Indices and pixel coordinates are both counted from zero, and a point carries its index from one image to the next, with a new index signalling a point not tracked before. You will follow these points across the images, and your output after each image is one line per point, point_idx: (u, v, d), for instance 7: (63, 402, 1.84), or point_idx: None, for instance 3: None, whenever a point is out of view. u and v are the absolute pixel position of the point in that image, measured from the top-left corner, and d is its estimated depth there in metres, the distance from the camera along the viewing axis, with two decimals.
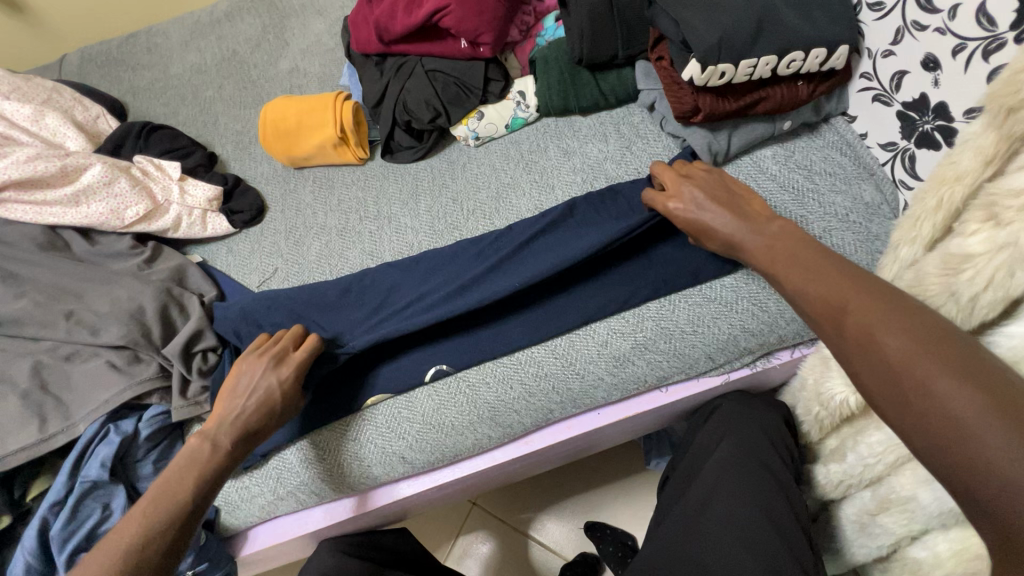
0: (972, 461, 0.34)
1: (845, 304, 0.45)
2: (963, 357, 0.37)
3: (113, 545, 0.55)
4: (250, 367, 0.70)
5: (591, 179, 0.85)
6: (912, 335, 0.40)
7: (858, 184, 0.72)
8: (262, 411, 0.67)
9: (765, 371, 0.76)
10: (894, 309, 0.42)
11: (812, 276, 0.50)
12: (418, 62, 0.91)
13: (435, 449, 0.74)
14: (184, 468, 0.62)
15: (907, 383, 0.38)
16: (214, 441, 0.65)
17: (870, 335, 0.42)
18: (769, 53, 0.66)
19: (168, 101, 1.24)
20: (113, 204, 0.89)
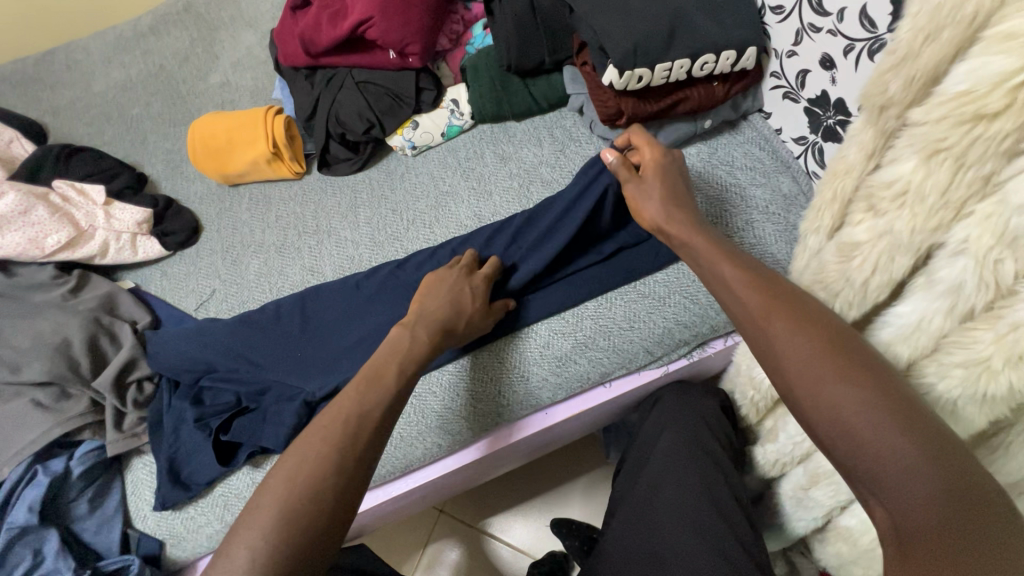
0: (875, 459, 0.39)
1: (769, 310, 0.48)
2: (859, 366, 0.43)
3: (351, 405, 0.55)
4: (459, 277, 0.71)
5: (527, 184, 0.86)
6: (825, 346, 0.44)
7: (776, 177, 0.77)
8: (460, 314, 0.68)
9: (702, 360, 0.79)
10: (810, 319, 0.46)
11: (743, 275, 0.52)
12: (348, 73, 0.90)
13: (389, 460, 0.74)
14: (390, 353, 0.62)
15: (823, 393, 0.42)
16: (414, 331, 0.65)
17: (792, 345, 0.45)
18: (683, 56, 0.69)
19: (92, 120, 1.19)
20: (31, 233, 0.84)
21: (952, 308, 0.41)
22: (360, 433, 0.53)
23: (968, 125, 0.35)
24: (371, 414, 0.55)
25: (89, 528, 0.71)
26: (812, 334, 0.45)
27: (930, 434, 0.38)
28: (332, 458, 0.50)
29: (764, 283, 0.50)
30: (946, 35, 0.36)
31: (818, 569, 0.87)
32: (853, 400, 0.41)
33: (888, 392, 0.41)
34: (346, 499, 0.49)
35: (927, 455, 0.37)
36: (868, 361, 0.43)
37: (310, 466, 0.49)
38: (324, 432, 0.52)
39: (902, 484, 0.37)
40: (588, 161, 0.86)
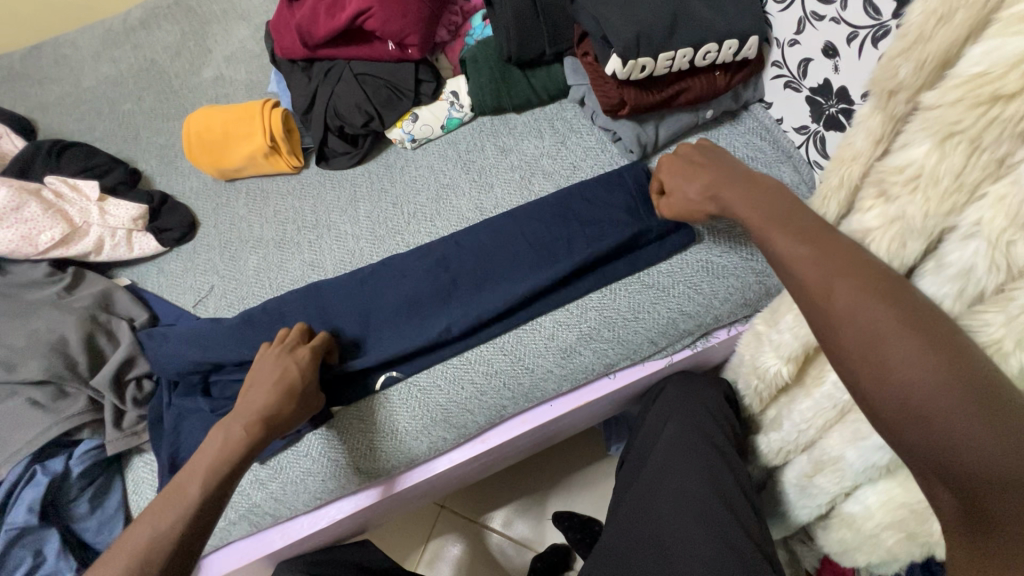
0: (953, 452, 0.35)
1: (829, 279, 0.42)
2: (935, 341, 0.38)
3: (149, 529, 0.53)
4: (277, 361, 0.68)
5: (528, 176, 0.86)
6: (897, 323, 0.39)
7: (778, 167, 0.77)
8: (286, 396, 0.66)
9: (705, 350, 0.79)
10: (873, 287, 0.41)
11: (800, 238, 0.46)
12: (346, 65, 0.89)
13: (392, 456, 0.73)
14: (202, 462, 0.60)
15: (890, 373, 0.38)
16: (231, 430, 0.62)
17: (856, 318, 0.41)
18: (685, 46, 0.69)
19: (81, 116, 1.17)
20: (23, 230, 0.82)
21: (963, 291, 0.41)
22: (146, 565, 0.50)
23: (983, 107, 0.35)
24: (162, 541, 0.52)
25: (90, 528, 0.71)
26: (876, 306, 0.40)
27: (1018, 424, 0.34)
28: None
29: (825, 245, 0.45)
30: (960, 17, 0.36)
31: (818, 555, 0.88)
32: (925, 382, 0.36)
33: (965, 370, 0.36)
34: None
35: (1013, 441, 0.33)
36: (947, 337, 0.38)
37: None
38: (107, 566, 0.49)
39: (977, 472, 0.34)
40: (589, 153, 0.85)
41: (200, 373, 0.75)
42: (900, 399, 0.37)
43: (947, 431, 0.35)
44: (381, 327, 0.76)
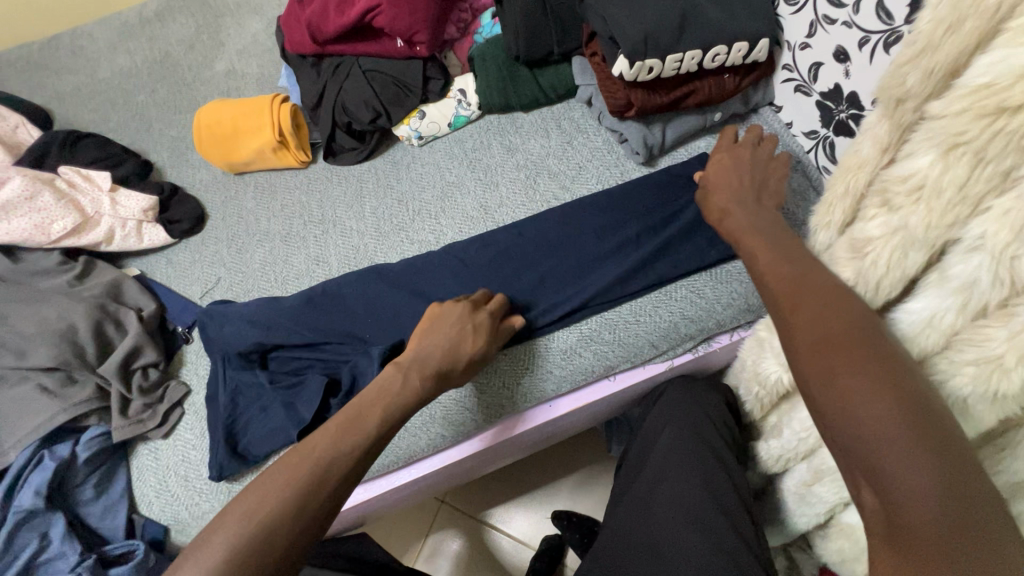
0: (875, 449, 0.37)
1: (796, 297, 0.45)
2: (877, 351, 0.40)
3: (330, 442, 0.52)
4: (458, 315, 0.67)
5: (534, 175, 0.86)
6: (846, 332, 0.41)
7: (786, 172, 0.77)
8: (457, 355, 0.64)
9: (707, 355, 0.78)
10: (836, 305, 0.43)
11: (783, 261, 0.50)
12: (355, 62, 0.89)
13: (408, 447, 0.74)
14: (377, 398, 0.58)
15: (842, 379, 0.39)
16: (409, 376, 0.61)
17: (814, 327, 0.43)
18: (694, 48, 0.68)
19: (97, 107, 1.18)
20: (36, 219, 0.84)
21: (965, 304, 0.40)
22: (322, 480, 0.49)
23: (989, 119, 0.34)
24: (339, 458, 0.51)
25: (94, 513, 0.72)
26: (838, 322, 0.42)
27: (936, 429, 0.36)
28: (281, 514, 0.46)
29: (801, 272, 0.47)
30: (967, 26, 0.35)
31: (817, 564, 0.88)
32: (864, 391, 0.38)
33: (906, 384, 0.38)
34: (299, 546, 0.46)
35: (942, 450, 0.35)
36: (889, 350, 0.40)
37: (234, 537, 0.44)
38: (282, 490, 0.47)
39: (901, 474, 0.35)
40: (595, 153, 0.85)
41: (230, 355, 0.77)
42: (847, 404, 0.39)
43: (877, 439, 0.37)
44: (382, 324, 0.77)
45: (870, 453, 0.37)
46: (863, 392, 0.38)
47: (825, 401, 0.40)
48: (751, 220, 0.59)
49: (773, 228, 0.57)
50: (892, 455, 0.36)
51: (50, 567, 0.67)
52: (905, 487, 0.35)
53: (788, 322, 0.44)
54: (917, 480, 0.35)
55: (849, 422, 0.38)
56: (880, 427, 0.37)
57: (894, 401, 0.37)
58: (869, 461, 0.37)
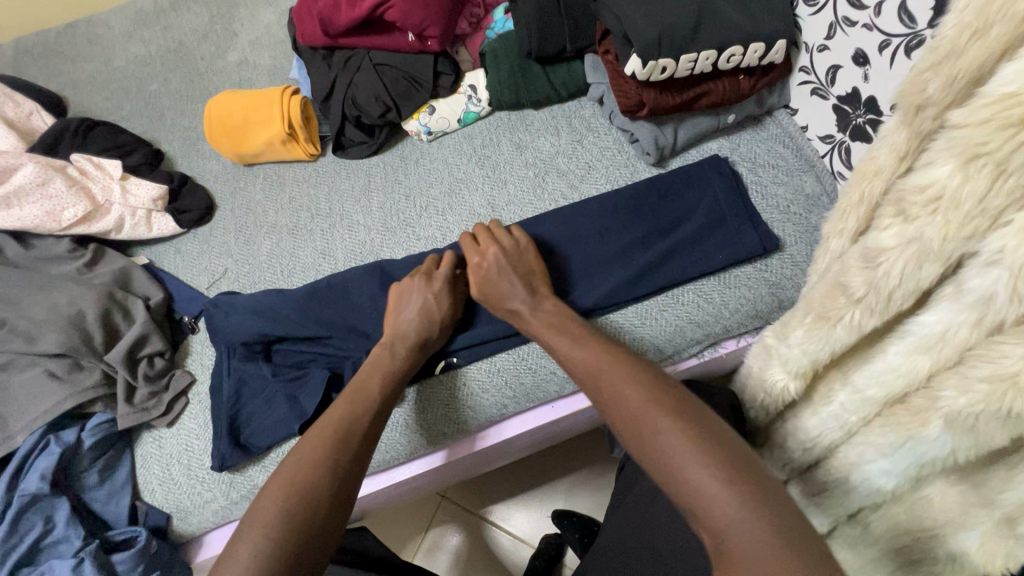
0: (691, 488, 0.44)
1: (605, 376, 0.55)
2: (677, 405, 0.49)
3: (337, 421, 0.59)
4: (417, 290, 0.72)
5: (542, 173, 0.85)
6: (649, 397, 0.51)
7: (799, 176, 0.76)
8: (432, 323, 0.70)
9: (713, 360, 0.77)
10: (631, 373, 0.54)
11: (578, 346, 0.61)
12: (365, 55, 0.89)
13: (434, 435, 0.74)
14: (370, 374, 0.65)
15: (648, 437, 0.48)
16: (393, 353, 0.68)
17: (620, 400, 0.52)
18: (709, 47, 0.67)
19: (111, 95, 1.19)
20: (48, 206, 0.85)
21: (981, 319, 0.39)
22: (343, 442, 0.56)
23: (1013, 131, 0.33)
24: (351, 427, 0.58)
25: (98, 498, 0.73)
26: (636, 385, 0.52)
27: (728, 459, 0.44)
28: (313, 479, 0.52)
29: (608, 355, 0.58)
30: (994, 32, 0.34)
31: None
32: (673, 439, 0.46)
33: (705, 427, 0.47)
34: (334, 502, 0.52)
35: (736, 473, 0.43)
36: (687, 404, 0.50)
37: (275, 494, 0.51)
38: (308, 452, 0.55)
39: (714, 506, 0.42)
40: (605, 153, 0.84)
41: (232, 345, 0.78)
42: (659, 459, 0.47)
43: (688, 479, 0.44)
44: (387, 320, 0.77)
45: (692, 494, 0.43)
46: (672, 441, 0.46)
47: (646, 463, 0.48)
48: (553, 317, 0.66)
49: (564, 323, 0.65)
50: (703, 494, 0.43)
51: (53, 551, 0.68)
52: (720, 519, 0.42)
53: (601, 399, 0.54)
54: (724, 507, 0.42)
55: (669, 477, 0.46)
56: (690, 469, 0.44)
57: (691, 447, 0.45)
58: (694, 508, 0.43)
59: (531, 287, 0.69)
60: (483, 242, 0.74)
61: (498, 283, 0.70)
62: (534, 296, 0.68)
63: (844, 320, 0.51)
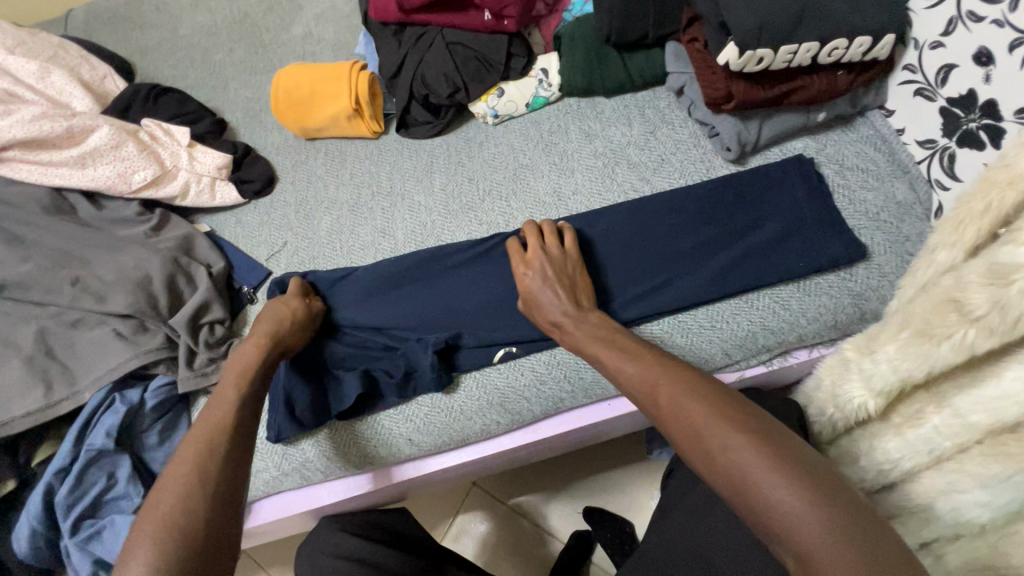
0: (764, 507, 0.41)
1: (661, 390, 0.52)
2: (744, 417, 0.47)
3: (200, 427, 0.55)
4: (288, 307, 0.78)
5: (612, 164, 0.82)
6: (711, 407, 0.48)
7: (891, 183, 0.71)
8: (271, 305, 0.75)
9: (781, 370, 0.74)
10: (691, 383, 0.51)
11: (627, 356, 0.58)
12: (437, 32, 0.87)
13: (349, 458, 0.74)
14: (232, 373, 0.63)
15: (716, 451, 0.45)
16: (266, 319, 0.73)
17: (677, 413, 0.49)
18: (811, 39, 0.63)
19: (176, 63, 1.20)
20: (120, 168, 0.86)
21: None
22: (213, 448, 0.53)
23: None
24: (220, 429, 0.55)
25: (157, 459, 0.74)
26: (697, 396, 0.49)
27: (803, 473, 0.42)
28: (184, 492, 0.49)
29: (660, 365, 0.55)
30: None
31: None
32: (740, 454, 0.44)
33: (772, 436, 0.45)
34: (223, 513, 0.50)
35: (818, 491, 0.41)
36: (752, 413, 0.47)
37: (164, 508, 0.48)
38: (177, 464, 0.51)
39: (792, 523, 0.40)
40: (680, 146, 0.81)
41: None
42: (730, 473, 0.44)
43: (763, 497, 0.41)
44: (446, 305, 0.76)
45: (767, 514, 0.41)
46: (740, 455, 0.44)
47: (716, 479, 0.45)
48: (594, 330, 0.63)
49: (606, 331, 0.63)
50: (782, 509, 0.40)
51: (115, 506, 0.71)
52: (812, 542, 0.39)
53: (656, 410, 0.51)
54: (801, 525, 0.39)
55: (746, 494, 0.43)
56: (761, 484, 0.42)
57: (762, 462, 0.43)
58: (776, 528, 0.41)
59: (574, 296, 0.67)
60: (530, 250, 0.71)
61: (540, 295, 0.68)
62: (578, 309, 0.66)
63: (952, 340, 0.49)
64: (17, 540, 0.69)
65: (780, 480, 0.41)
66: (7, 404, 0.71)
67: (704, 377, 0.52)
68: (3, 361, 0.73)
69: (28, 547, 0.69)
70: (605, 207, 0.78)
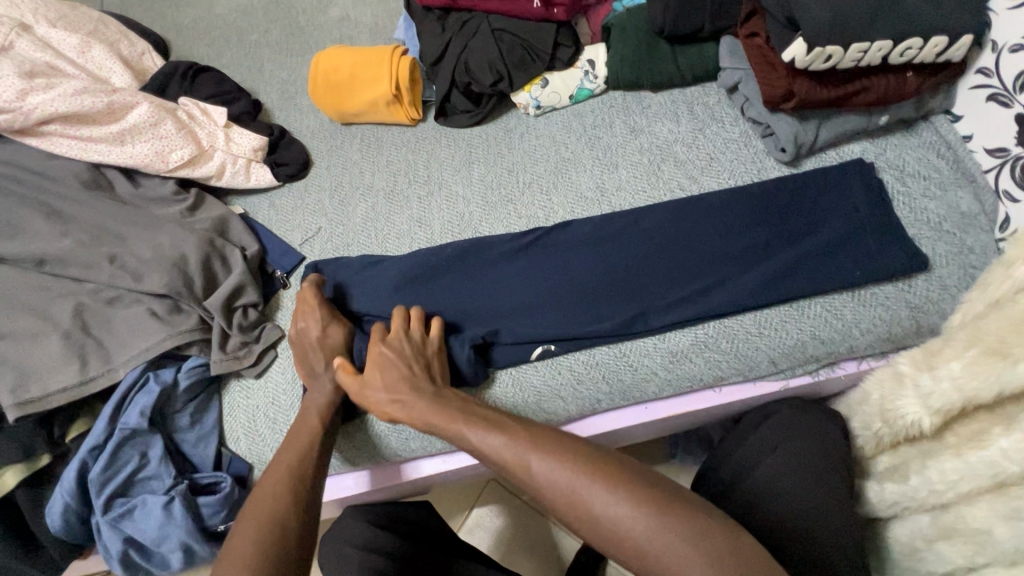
0: (643, 553, 0.45)
1: (527, 456, 0.51)
2: (564, 472, 0.49)
3: (282, 472, 0.61)
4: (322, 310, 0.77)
5: (658, 160, 0.80)
6: (578, 471, 0.49)
7: (955, 191, 0.68)
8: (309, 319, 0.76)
9: (826, 381, 0.71)
10: (553, 443, 0.52)
11: (474, 426, 0.56)
12: (484, 18, 0.85)
13: (353, 455, 0.75)
14: (307, 410, 0.68)
15: (590, 511, 0.47)
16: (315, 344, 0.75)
17: (552, 481, 0.49)
18: (884, 38, 0.60)
19: (211, 42, 1.19)
20: (158, 146, 0.85)
21: None
22: (287, 503, 0.58)
23: None
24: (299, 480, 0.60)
25: (189, 440, 0.74)
26: (558, 458, 0.50)
27: (667, 509, 0.47)
28: (265, 543, 0.54)
29: (521, 430, 0.54)
30: None
31: None
32: (614, 509, 0.47)
33: (638, 480, 0.49)
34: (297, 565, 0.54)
35: (672, 512, 0.46)
36: (603, 461, 0.50)
37: (246, 554, 0.52)
38: (258, 515, 0.56)
39: (668, 561, 0.45)
40: (729, 145, 0.78)
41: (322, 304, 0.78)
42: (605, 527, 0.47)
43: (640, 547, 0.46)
44: (484, 298, 0.74)
45: (649, 559, 0.45)
46: (618, 511, 0.47)
47: (600, 540, 0.47)
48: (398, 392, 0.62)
49: (454, 399, 0.61)
50: (653, 550, 0.45)
51: (146, 485, 0.70)
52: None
53: (530, 483, 0.51)
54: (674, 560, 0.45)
55: (627, 546, 0.46)
56: (636, 534, 0.46)
57: (632, 510, 0.47)
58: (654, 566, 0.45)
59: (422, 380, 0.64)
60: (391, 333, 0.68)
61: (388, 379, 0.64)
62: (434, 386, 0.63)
63: None
64: (50, 514, 0.69)
65: (653, 525, 0.46)
66: (43, 378, 0.70)
67: (550, 433, 0.54)
68: (39, 335, 0.73)
69: (61, 521, 0.69)
70: (652, 205, 0.75)
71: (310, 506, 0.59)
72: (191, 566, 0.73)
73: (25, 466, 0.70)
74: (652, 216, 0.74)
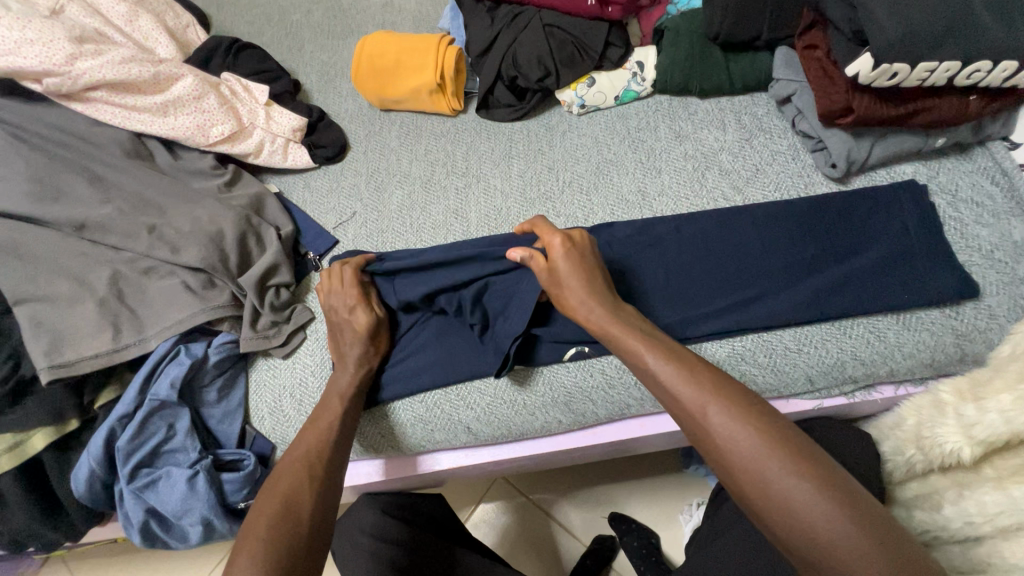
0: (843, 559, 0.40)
1: (722, 413, 0.48)
2: (760, 446, 0.46)
3: (303, 451, 0.60)
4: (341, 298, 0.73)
5: (702, 168, 0.79)
6: (776, 448, 0.45)
7: (1008, 221, 0.67)
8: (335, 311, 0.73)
9: (860, 403, 0.70)
10: (751, 412, 0.48)
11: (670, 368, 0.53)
12: (535, 13, 0.84)
13: (373, 443, 0.74)
14: (331, 394, 0.67)
15: (784, 493, 0.43)
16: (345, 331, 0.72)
17: (745, 447, 0.46)
18: (953, 59, 0.59)
19: (253, 19, 1.18)
20: (200, 119, 0.85)
21: None
22: (308, 479, 0.57)
23: None
24: (319, 458, 0.60)
25: (215, 415, 0.74)
26: (758, 427, 0.47)
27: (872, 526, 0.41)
28: (283, 516, 0.53)
29: (717, 385, 0.51)
30: None
31: None
32: (814, 502, 0.42)
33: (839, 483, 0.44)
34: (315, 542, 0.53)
35: (874, 527, 0.41)
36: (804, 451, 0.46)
37: (265, 526, 0.52)
38: (278, 490, 0.56)
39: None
40: (777, 157, 0.77)
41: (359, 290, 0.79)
42: (789, 511, 0.43)
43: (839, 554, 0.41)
44: None
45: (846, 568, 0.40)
46: (816, 507, 0.42)
47: (788, 531, 0.43)
48: (589, 307, 0.62)
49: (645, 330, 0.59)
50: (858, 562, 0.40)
51: (171, 457, 0.71)
52: None
53: (712, 435, 0.48)
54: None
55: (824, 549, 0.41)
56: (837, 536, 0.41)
57: (835, 510, 0.42)
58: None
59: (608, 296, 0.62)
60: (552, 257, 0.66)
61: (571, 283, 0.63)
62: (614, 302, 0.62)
63: None
64: (76, 479, 0.69)
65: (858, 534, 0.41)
66: (76, 344, 0.70)
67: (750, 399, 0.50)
68: (75, 300, 0.73)
69: (86, 486, 0.69)
70: (695, 213, 0.74)
71: (327, 486, 0.58)
72: (207, 540, 0.74)
73: (53, 431, 0.70)
74: (695, 224, 0.73)
